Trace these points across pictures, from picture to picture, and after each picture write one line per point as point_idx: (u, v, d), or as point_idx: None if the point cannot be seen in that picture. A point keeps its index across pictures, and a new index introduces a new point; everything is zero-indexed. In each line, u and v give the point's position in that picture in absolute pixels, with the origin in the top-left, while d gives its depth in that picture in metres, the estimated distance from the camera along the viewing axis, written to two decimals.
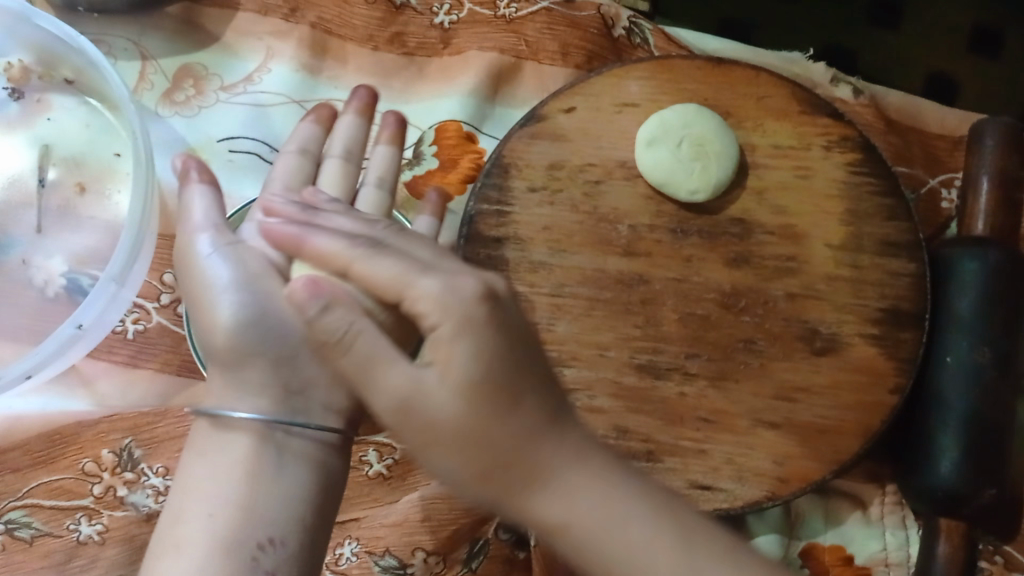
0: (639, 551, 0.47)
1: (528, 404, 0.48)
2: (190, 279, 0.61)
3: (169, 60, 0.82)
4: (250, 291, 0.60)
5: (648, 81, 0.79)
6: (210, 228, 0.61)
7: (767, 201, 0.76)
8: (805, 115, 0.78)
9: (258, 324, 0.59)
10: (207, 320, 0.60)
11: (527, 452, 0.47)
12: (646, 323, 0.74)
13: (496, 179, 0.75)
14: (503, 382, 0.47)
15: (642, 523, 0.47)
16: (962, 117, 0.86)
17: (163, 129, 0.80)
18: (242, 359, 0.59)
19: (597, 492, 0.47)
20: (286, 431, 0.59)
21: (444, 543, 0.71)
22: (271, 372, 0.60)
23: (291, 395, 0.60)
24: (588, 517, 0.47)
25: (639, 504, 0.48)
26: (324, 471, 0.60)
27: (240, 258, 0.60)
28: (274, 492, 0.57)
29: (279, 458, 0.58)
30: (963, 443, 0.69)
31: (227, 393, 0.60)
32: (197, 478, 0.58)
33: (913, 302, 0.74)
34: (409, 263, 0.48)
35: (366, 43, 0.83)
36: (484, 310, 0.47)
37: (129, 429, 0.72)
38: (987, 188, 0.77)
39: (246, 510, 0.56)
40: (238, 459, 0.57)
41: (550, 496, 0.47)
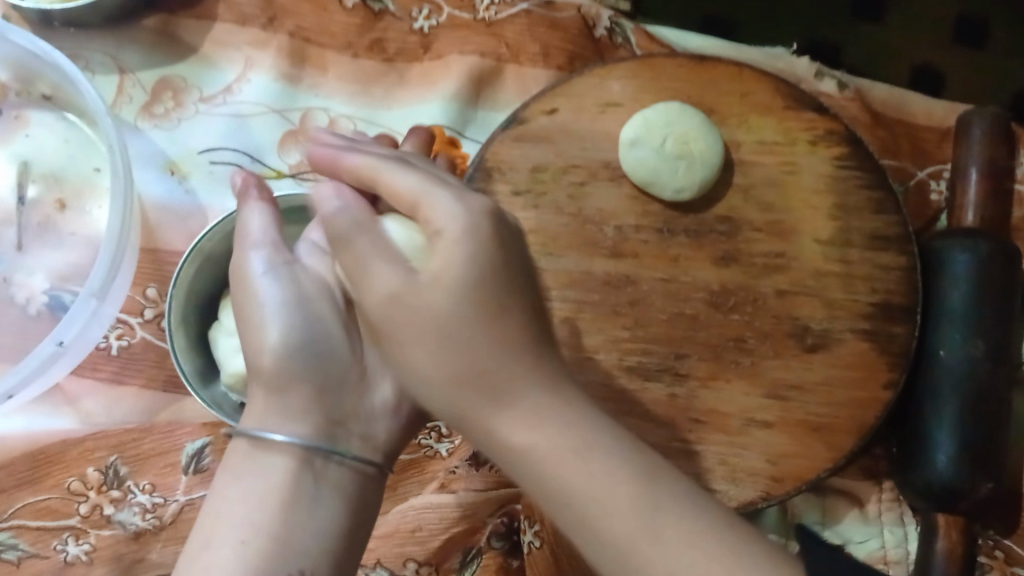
0: (601, 482, 0.45)
1: (514, 323, 0.48)
2: (238, 294, 0.60)
3: (147, 73, 0.81)
4: (297, 312, 0.60)
5: (630, 80, 0.78)
6: (264, 246, 0.61)
7: (754, 198, 0.75)
8: (790, 110, 0.77)
9: (308, 351, 0.60)
10: (253, 346, 0.59)
11: (501, 368, 0.47)
12: (634, 324, 0.73)
13: (479, 183, 0.75)
14: (494, 295, 0.47)
15: (607, 455, 0.46)
16: (948, 108, 0.85)
17: (142, 143, 0.79)
18: (289, 381, 0.59)
19: (555, 398, 0.47)
20: (325, 458, 0.58)
21: (435, 553, 0.70)
22: (319, 398, 0.60)
23: (334, 424, 0.60)
24: (553, 442, 0.46)
25: (609, 438, 0.47)
26: (357, 498, 0.58)
27: (294, 281, 0.61)
28: (310, 514, 0.55)
29: (316, 486, 0.56)
30: (959, 437, 0.68)
31: (271, 417, 0.58)
32: (230, 499, 0.55)
33: (904, 295, 0.74)
34: (429, 179, 0.50)
35: (345, 49, 0.83)
36: (487, 223, 0.48)
37: (115, 446, 0.71)
38: (976, 179, 0.76)
39: (280, 529, 0.53)
40: (275, 484, 0.55)
41: (510, 415, 0.46)
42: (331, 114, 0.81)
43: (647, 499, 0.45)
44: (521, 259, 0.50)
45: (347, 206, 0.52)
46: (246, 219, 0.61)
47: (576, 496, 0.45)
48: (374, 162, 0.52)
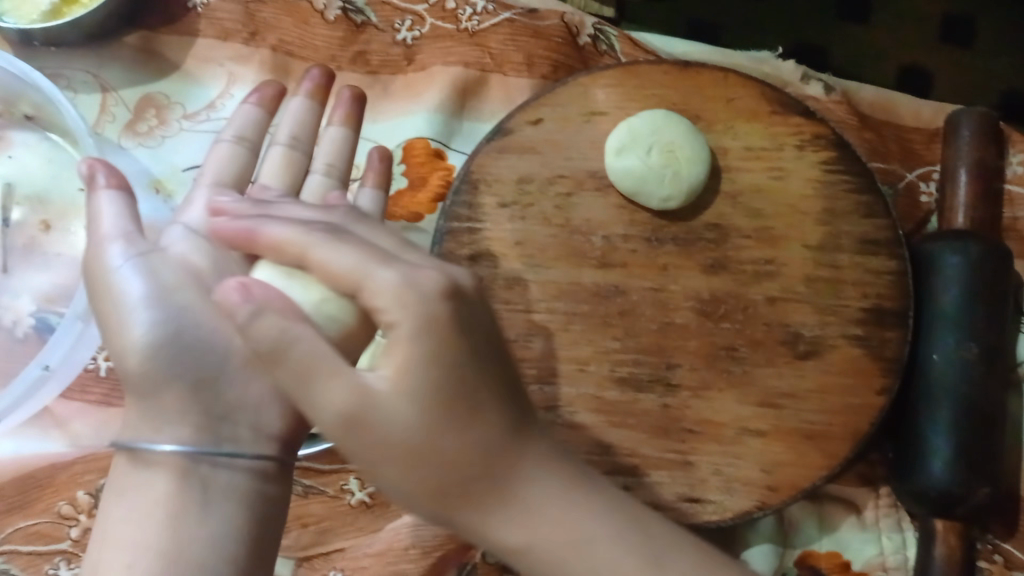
0: (605, 571, 0.48)
1: (491, 412, 0.47)
2: (100, 300, 0.55)
3: (130, 91, 0.80)
4: (168, 307, 0.55)
5: (615, 89, 0.77)
6: (121, 238, 0.55)
7: (743, 205, 0.75)
8: (777, 115, 0.76)
9: (171, 350, 0.54)
10: (119, 346, 0.55)
11: (485, 474, 0.47)
12: (624, 335, 0.72)
13: (465, 196, 0.74)
14: (456, 394, 0.46)
15: (606, 540, 0.49)
16: (937, 109, 0.85)
17: (127, 162, 0.78)
18: (159, 384, 0.54)
19: (558, 484, 0.49)
20: (212, 465, 0.54)
21: (429, 570, 0.69)
22: (195, 396, 0.55)
23: (217, 422, 0.55)
24: (551, 533, 0.48)
25: (607, 514, 0.49)
26: (266, 517, 0.56)
27: (155, 271, 0.56)
28: (199, 526, 0.52)
29: (205, 494, 0.53)
30: (954, 443, 0.68)
31: (144, 425, 0.55)
32: (117, 517, 0.53)
33: (896, 299, 0.73)
34: (368, 254, 0.45)
35: (328, 63, 0.82)
36: (444, 308, 0.45)
37: (105, 468, 0.70)
38: (965, 180, 0.76)
39: (176, 546, 0.51)
40: (164, 496, 0.53)
41: (509, 517, 0.47)
42: None
43: (639, 549, 0.50)
44: (488, 357, 0.47)
45: (265, 311, 0.43)
46: (97, 210, 0.55)
47: (560, 552, 0.48)
48: (301, 236, 0.47)
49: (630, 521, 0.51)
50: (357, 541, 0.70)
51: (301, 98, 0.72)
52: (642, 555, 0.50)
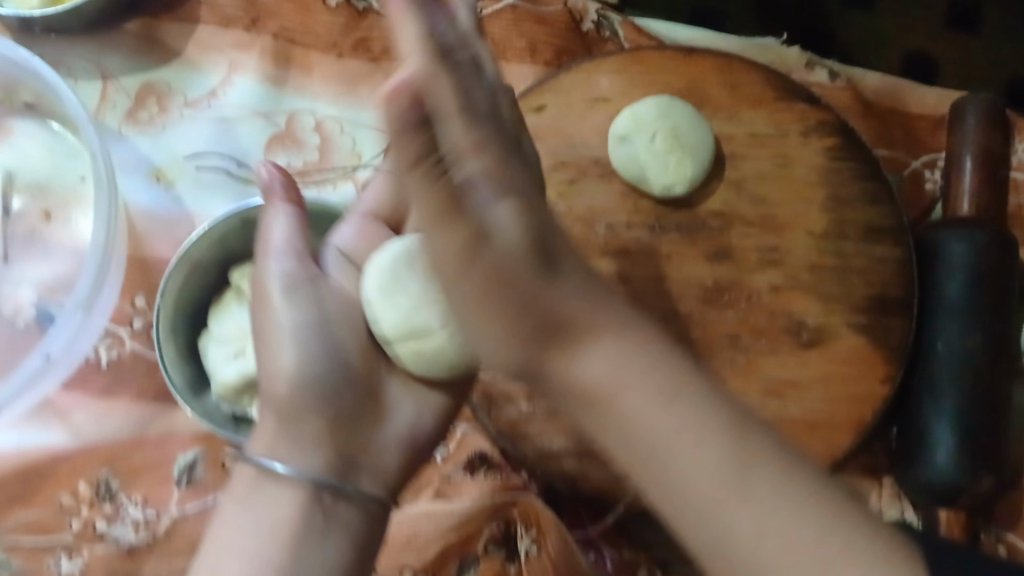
0: (696, 447, 0.41)
1: (538, 279, 0.40)
2: (259, 314, 0.63)
3: (130, 78, 0.80)
4: (317, 341, 0.62)
5: (618, 75, 0.77)
6: (286, 257, 0.63)
7: (747, 192, 0.75)
8: (782, 102, 0.76)
9: (328, 379, 0.61)
10: (271, 362, 0.61)
11: (568, 322, 0.41)
12: None
13: None
14: (539, 237, 0.40)
15: (701, 432, 0.41)
16: (943, 95, 0.83)
17: (128, 151, 0.78)
18: (302, 408, 0.60)
19: (626, 365, 0.42)
20: (334, 496, 0.58)
21: (431, 562, 0.69)
22: (330, 429, 0.61)
23: (345, 458, 0.60)
24: (654, 416, 0.41)
25: (703, 424, 0.41)
26: (366, 537, 0.59)
27: (314, 304, 0.62)
28: (316, 544, 0.55)
29: (326, 523, 0.57)
30: (958, 432, 0.68)
31: (278, 440, 0.59)
32: (236, 519, 0.55)
33: (901, 288, 0.73)
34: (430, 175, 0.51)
35: (330, 50, 0.82)
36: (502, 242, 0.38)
37: (107, 459, 0.71)
38: (971, 167, 0.75)
39: (291, 560, 0.54)
40: (286, 513, 0.56)
41: (590, 358, 0.42)
42: (317, 116, 0.80)
43: (731, 470, 0.41)
44: (541, 202, 0.41)
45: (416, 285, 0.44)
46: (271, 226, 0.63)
47: (651, 446, 0.41)
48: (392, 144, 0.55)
49: (758, 440, 0.41)
50: None
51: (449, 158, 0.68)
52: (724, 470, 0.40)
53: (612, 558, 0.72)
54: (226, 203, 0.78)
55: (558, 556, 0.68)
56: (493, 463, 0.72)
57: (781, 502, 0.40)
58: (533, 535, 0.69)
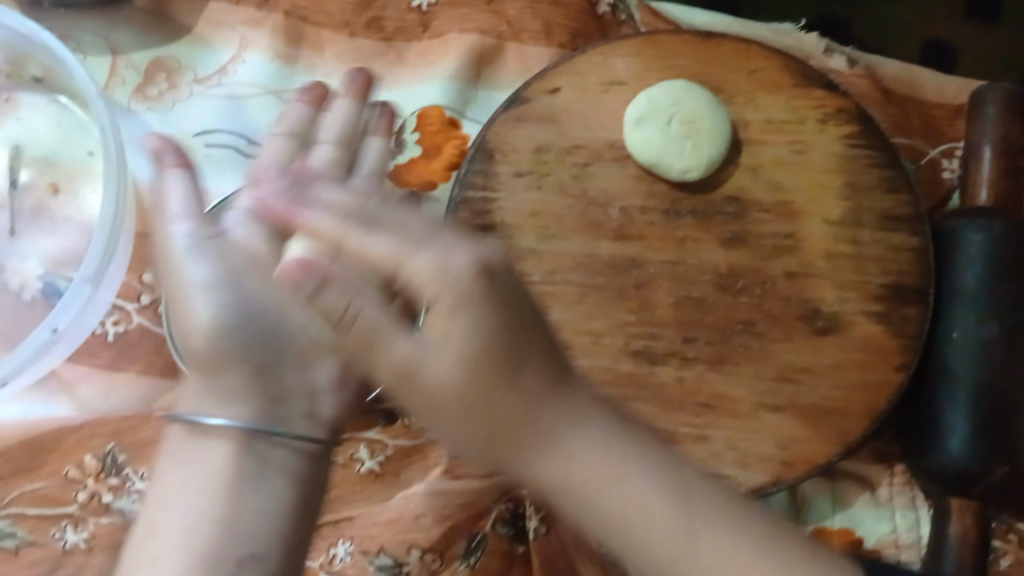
0: (633, 503, 0.45)
1: (530, 373, 0.45)
2: (168, 271, 0.56)
3: (140, 54, 0.79)
4: (232, 288, 0.55)
5: (635, 58, 0.76)
6: (186, 218, 0.55)
7: (763, 177, 0.74)
8: (799, 87, 0.75)
9: (246, 323, 0.54)
10: (187, 318, 0.56)
11: (526, 423, 0.44)
12: (641, 307, 0.71)
13: (480, 165, 0.72)
14: (505, 348, 0.44)
15: (644, 482, 0.45)
16: (961, 85, 0.83)
17: (136, 126, 0.77)
18: (222, 361, 0.54)
19: (600, 452, 0.45)
20: (268, 441, 0.53)
21: (440, 539, 0.67)
22: (254, 376, 0.54)
23: (275, 403, 0.55)
24: (588, 476, 0.45)
25: (645, 467, 0.45)
26: (303, 482, 0.54)
27: (221, 253, 0.55)
28: (250, 493, 0.51)
29: (260, 467, 0.53)
30: (972, 422, 0.67)
31: (201, 396, 0.54)
32: (175, 481, 0.52)
33: (917, 276, 0.72)
34: (407, 237, 0.44)
35: (342, 29, 0.81)
36: (478, 286, 0.43)
37: (113, 433, 0.70)
38: (990, 156, 0.75)
39: (223, 517, 0.51)
40: (216, 468, 0.52)
41: (553, 460, 0.45)
42: None
43: (636, 505, 0.45)
44: (512, 360, 0.44)
45: (330, 283, 0.44)
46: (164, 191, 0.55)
47: (620, 524, 0.45)
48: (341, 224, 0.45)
49: (664, 465, 0.46)
50: (367, 510, 0.68)
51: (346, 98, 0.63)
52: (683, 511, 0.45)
53: None
54: (231, 180, 0.75)
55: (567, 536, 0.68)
56: None
57: (673, 507, 0.45)
58: (542, 516, 0.69)
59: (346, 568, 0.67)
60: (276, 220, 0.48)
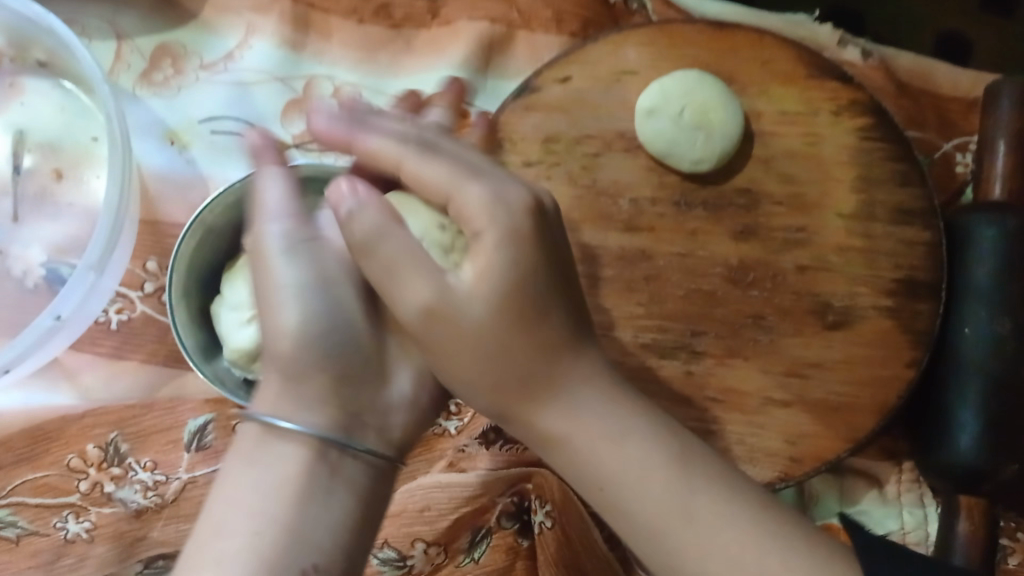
0: (629, 467, 0.51)
1: (554, 322, 0.51)
2: (257, 272, 0.56)
3: (146, 39, 0.78)
4: (320, 294, 0.55)
5: (647, 47, 0.75)
6: (284, 218, 0.56)
7: (775, 170, 0.73)
8: (813, 79, 0.74)
9: (328, 334, 0.55)
10: (273, 323, 0.55)
11: (548, 368, 0.51)
12: (650, 300, 0.71)
13: (488, 154, 0.72)
14: (534, 298, 0.50)
15: (641, 442, 0.51)
16: (975, 78, 0.82)
17: (141, 112, 0.76)
18: (310, 365, 0.55)
19: (600, 405, 0.52)
20: (341, 451, 0.55)
21: (444, 532, 0.67)
22: (332, 386, 0.56)
23: (351, 416, 0.56)
24: (592, 431, 0.51)
25: (645, 435, 0.52)
26: (372, 500, 0.56)
27: (317, 259, 0.56)
28: (319, 507, 0.53)
29: (332, 479, 0.54)
30: (984, 418, 0.67)
31: (281, 404, 0.55)
32: (241, 483, 0.53)
33: (930, 271, 0.71)
34: (458, 171, 0.51)
35: (350, 15, 0.80)
36: (529, 220, 0.50)
37: (115, 422, 0.69)
38: (1004, 152, 0.74)
39: (292, 525, 0.52)
40: (292, 475, 0.53)
41: (557, 411, 0.51)
42: (336, 83, 0.78)
43: (624, 441, 0.51)
44: (551, 284, 0.50)
45: (369, 206, 0.49)
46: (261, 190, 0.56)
47: (618, 484, 0.51)
48: (397, 148, 0.53)
49: (657, 428, 0.52)
50: None
51: None
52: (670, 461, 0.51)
53: None
54: (239, 169, 0.76)
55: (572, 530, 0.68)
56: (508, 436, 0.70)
57: (657, 465, 0.51)
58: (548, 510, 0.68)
59: None
60: (338, 141, 0.54)
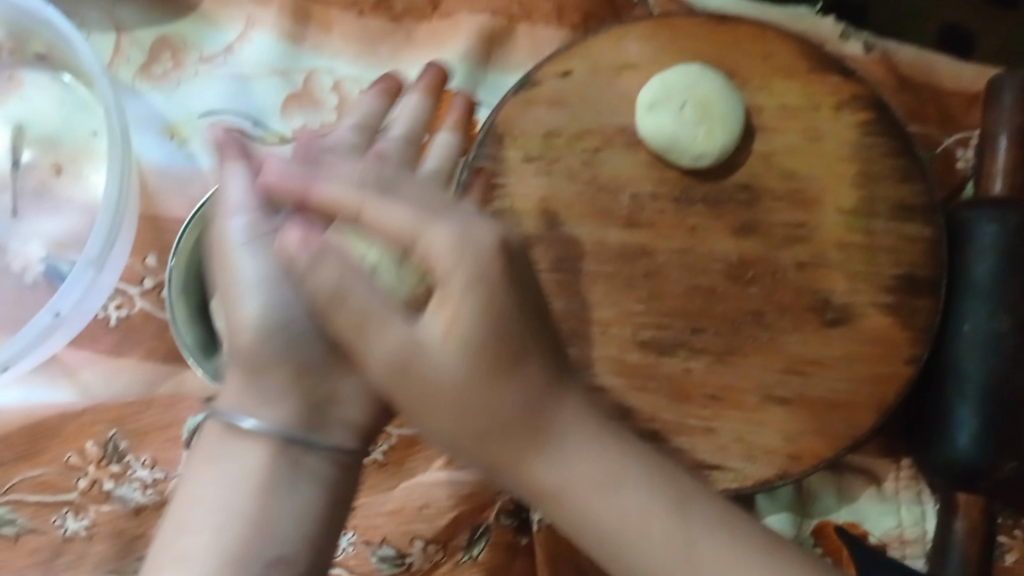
0: (630, 511, 0.49)
1: (533, 367, 0.49)
2: (221, 265, 0.57)
3: (145, 32, 0.78)
4: (281, 289, 0.56)
5: (649, 41, 0.74)
6: (246, 212, 0.56)
7: (775, 166, 0.73)
8: (815, 73, 0.74)
9: (285, 327, 0.56)
10: (234, 317, 0.56)
11: (528, 417, 0.49)
12: (649, 297, 0.71)
13: (489, 149, 0.71)
14: (510, 345, 0.48)
15: (637, 486, 0.49)
16: (979, 72, 0.81)
17: (141, 106, 0.76)
18: (266, 360, 0.56)
19: (587, 455, 0.49)
20: (303, 448, 0.56)
21: (443, 530, 0.68)
22: (296, 380, 0.56)
23: (312, 410, 0.57)
24: (583, 478, 0.49)
25: (624, 475, 0.49)
26: (335, 489, 0.56)
27: (276, 254, 0.56)
28: (280, 499, 0.54)
29: (293, 473, 0.55)
30: (981, 416, 0.67)
31: (242, 396, 0.56)
32: (206, 481, 0.54)
33: (929, 268, 0.71)
34: (423, 213, 0.48)
35: (350, 7, 0.79)
36: (495, 269, 0.48)
37: (115, 420, 0.70)
38: (1005, 146, 0.74)
39: (254, 523, 0.53)
40: (248, 472, 0.54)
41: (547, 461, 0.49)
42: (336, 76, 0.78)
43: (609, 483, 0.49)
44: (522, 326, 0.49)
45: (330, 258, 0.47)
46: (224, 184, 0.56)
47: (617, 527, 0.49)
48: (355, 194, 0.50)
49: (649, 472, 0.50)
50: (370, 499, 0.68)
51: (419, 94, 0.67)
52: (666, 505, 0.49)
53: None
54: None
55: None
56: None
57: (658, 501, 0.49)
58: None
59: (348, 558, 0.67)
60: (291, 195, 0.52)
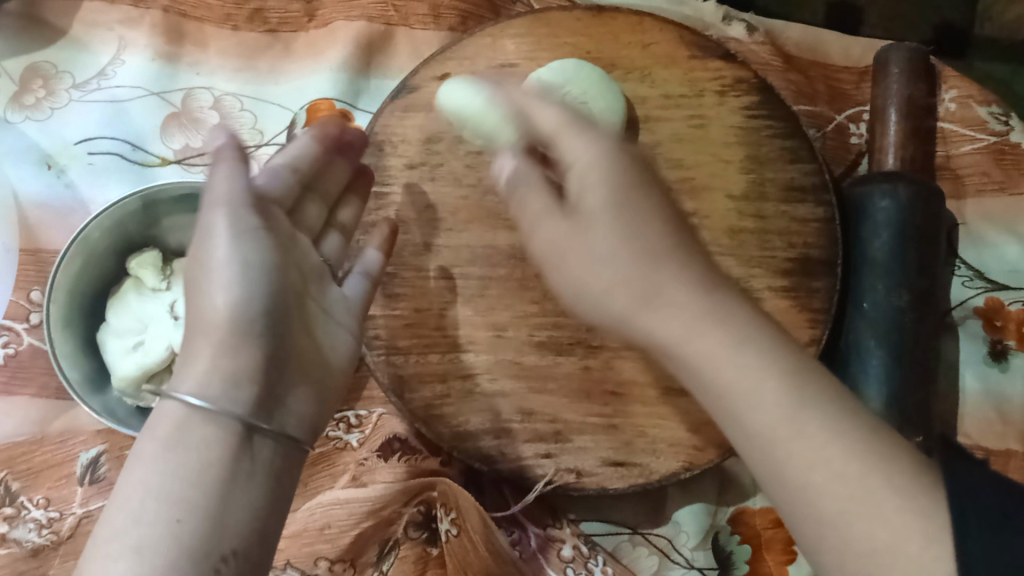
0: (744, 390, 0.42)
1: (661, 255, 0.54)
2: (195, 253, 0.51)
3: (14, 61, 0.76)
4: (259, 274, 0.51)
5: (525, 38, 0.73)
6: (233, 205, 0.51)
7: (662, 155, 0.72)
8: (696, 59, 0.73)
9: (269, 311, 0.51)
10: (202, 302, 0.50)
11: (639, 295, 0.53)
12: (544, 296, 0.69)
13: (370, 159, 0.71)
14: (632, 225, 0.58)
15: (716, 359, 0.46)
16: (866, 47, 0.81)
17: (14, 137, 0.74)
18: (244, 339, 0.49)
19: (696, 322, 0.49)
20: (256, 437, 0.49)
21: (348, 548, 0.66)
22: (276, 367, 0.51)
23: (264, 400, 0.50)
24: (684, 334, 0.49)
25: (734, 356, 0.46)
26: (279, 497, 0.49)
27: (257, 246, 0.51)
28: (239, 495, 0.46)
29: (251, 468, 0.48)
30: (887, 392, 0.67)
31: (203, 375, 0.48)
32: (148, 467, 0.45)
33: (825, 247, 0.70)
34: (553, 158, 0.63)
35: (225, 23, 0.78)
36: None
37: (4, 462, 0.68)
38: (895, 120, 0.73)
39: (211, 518, 0.45)
40: (209, 455, 0.46)
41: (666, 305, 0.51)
42: (216, 93, 0.77)
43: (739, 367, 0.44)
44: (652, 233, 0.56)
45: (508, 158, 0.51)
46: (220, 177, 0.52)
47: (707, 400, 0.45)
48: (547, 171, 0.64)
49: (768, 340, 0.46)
50: None
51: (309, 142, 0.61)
52: (799, 390, 0.41)
53: (537, 536, 0.70)
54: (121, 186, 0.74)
55: (476, 536, 0.66)
56: (410, 445, 0.71)
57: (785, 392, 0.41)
58: (452, 517, 0.67)
59: None
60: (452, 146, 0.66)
